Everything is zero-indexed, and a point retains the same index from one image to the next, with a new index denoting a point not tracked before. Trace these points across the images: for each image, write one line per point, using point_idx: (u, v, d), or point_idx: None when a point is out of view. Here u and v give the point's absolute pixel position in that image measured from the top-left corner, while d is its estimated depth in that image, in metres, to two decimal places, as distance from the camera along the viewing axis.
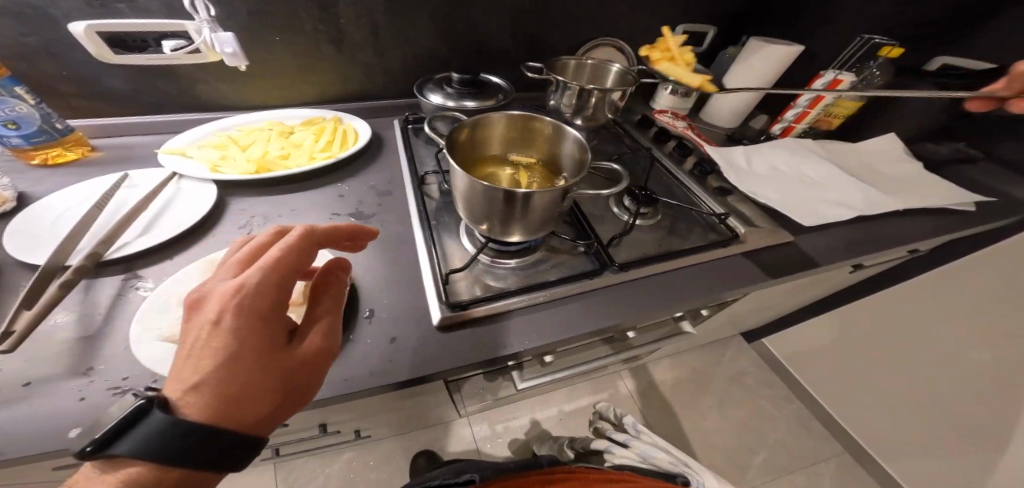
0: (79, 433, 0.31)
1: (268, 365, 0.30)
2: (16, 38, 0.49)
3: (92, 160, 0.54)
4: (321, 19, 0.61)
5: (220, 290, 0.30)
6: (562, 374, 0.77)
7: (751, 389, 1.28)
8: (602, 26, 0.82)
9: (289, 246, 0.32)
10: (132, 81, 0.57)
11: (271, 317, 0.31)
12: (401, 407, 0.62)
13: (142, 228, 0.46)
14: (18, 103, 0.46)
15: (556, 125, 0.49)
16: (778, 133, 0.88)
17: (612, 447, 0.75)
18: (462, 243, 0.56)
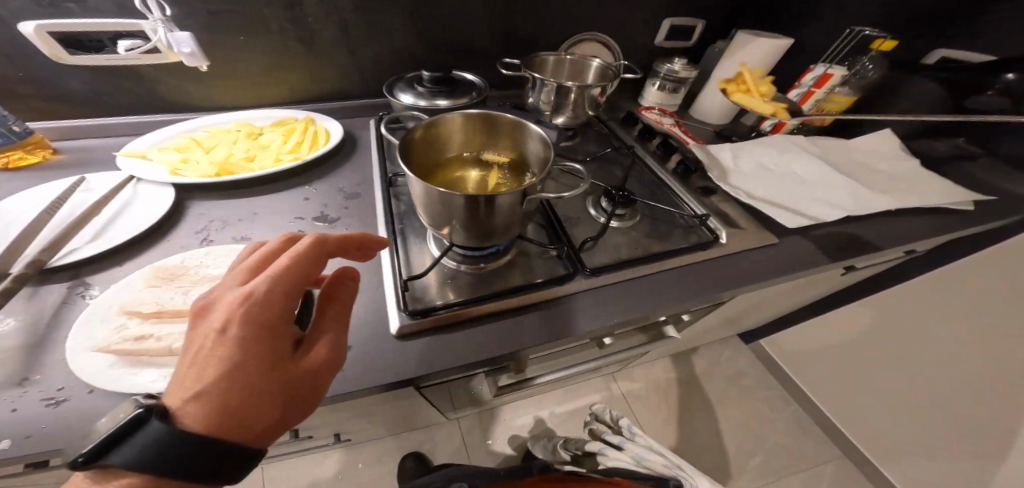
0: (7, 446, 0.30)
1: (270, 378, 0.27)
2: None
3: (53, 163, 0.53)
4: (287, 17, 0.60)
5: (228, 297, 0.28)
6: (542, 380, 0.75)
7: (747, 391, 1.25)
8: (584, 22, 0.79)
9: (299, 252, 0.30)
10: (92, 82, 0.56)
11: (280, 327, 0.28)
12: (372, 414, 0.60)
13: (95, 233, 0.45)
14: None
15: (517, 121, 0.47)
16: (768, 130, 0.84)
17: (605, 449, 0.75)
18: (429, 247, 0.54)
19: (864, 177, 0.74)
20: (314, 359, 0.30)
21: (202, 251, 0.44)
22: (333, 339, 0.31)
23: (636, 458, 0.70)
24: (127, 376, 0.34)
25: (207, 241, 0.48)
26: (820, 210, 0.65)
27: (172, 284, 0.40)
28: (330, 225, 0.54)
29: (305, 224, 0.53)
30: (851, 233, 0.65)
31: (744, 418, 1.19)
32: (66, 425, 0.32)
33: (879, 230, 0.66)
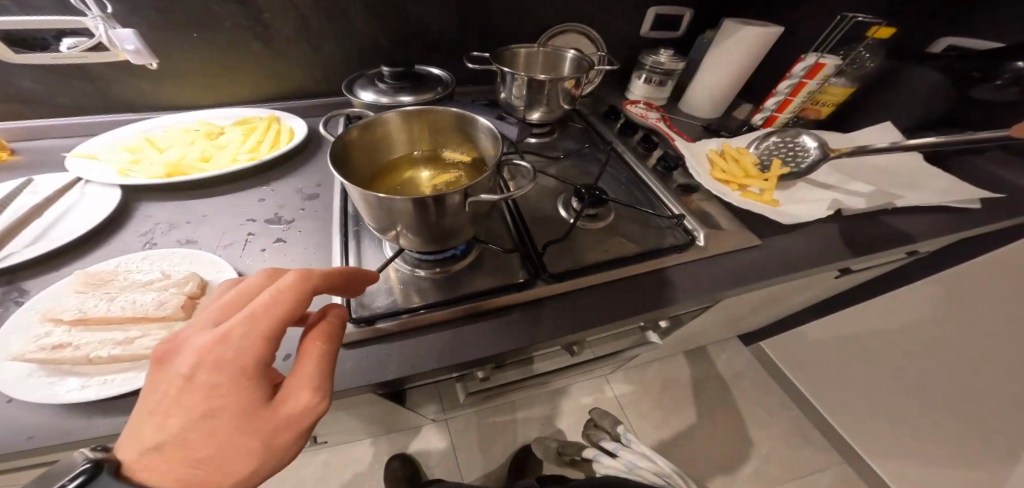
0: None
1: (239, 429, 0.24)
2: None
3: (9, 164, 0.52)
4: (241, 14, 0.58)
5: (197, 341, 0.26)
6: (520, 384, 0.71)
7: (743, 395, 1.21)
8: (561, 13, 0.76)
9: (279, 290, 0.27)
10: (46, 82, 0.55)
11: (254, 369, 0.25)
12: (336, 421, 0.58)
13: (34, 236, 0.43)
14: None
15: (466, 115, 0.45)
16: (760, 123, 0.78)
17: (600, 456, 0.71)
18: (383, 248, 0.52)
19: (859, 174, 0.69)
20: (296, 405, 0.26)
21: (138, 255, 0.43)
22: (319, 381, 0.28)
23: (628, 465, 0.68)
24: (44, 386, 0.32)
25: (150, 244, 0.46)
26: (813, 210, 0.60)
27: (99, 291, 0.38)
28: (282, 227, 0.52)
29: (256, 226, 0.51)
30: (846, 232, 0.60)
31: (739, 421, 1.15)
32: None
33: (876, 227, 0.61)
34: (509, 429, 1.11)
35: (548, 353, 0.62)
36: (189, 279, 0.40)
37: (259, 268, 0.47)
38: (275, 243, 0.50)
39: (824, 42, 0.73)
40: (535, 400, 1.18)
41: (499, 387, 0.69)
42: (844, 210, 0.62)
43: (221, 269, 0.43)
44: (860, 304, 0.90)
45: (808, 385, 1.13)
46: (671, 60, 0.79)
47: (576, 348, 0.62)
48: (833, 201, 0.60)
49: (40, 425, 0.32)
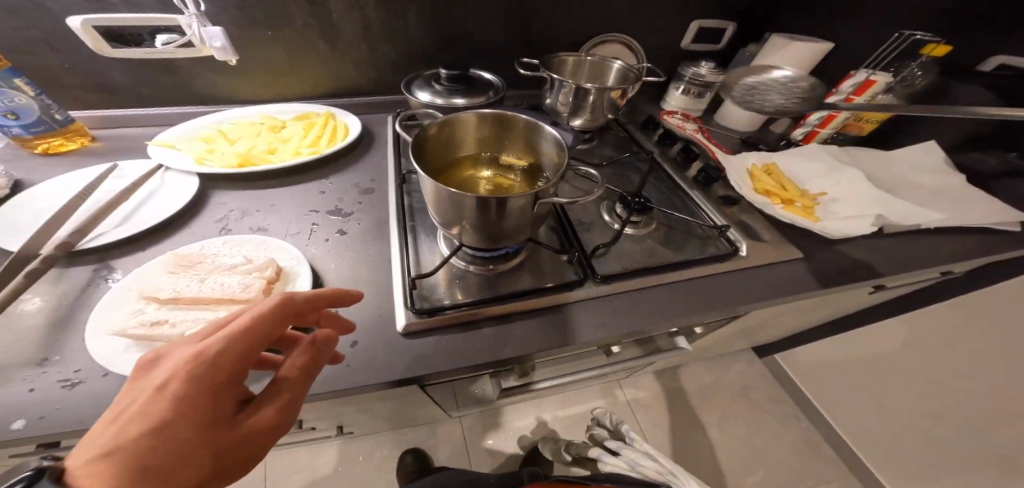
0: (22, 426, 0.31)
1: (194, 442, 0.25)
2: (19, 32, 0.51)
3: (92, 150, 0.55)
4: (310, 14, 0.61)
5: (180, 352, 0.28)
6: (547, 384, 0.73)
7: (754, 406, 1.20)
8: (608, 22, 0.78)
9: (260, 314, 0.30)
10: (130, 74, 0.58)
11: (222, 389, 0.27)
12: (374, 411, 0.60)
13: (120, 219, 0.46)
14: (18, 95, 0.46)
15: (534, 122, 0.47)
16: (800, 138, 0.80)
17: (602, 455, 0.74)
18: (438, 245, 0.54)
19: (899, 192, 0.69)
20: (258, 421, 0.29)
21: (219, 239, 0.45)
22: (283, 402, 0.30)
23: (630, 464, 0.69)
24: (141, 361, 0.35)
25: (225, 230, 0.49)
26: (855, 225, 0.60)
27: (188, 272, 0.41)
28: (341, 219, 0.55)
29: (318, 217, 0.54)
30: (885, 250, 0.60)
31: (751, 433, 1.14)
32: (81, 406, 0.33)
33: (916, 246, 0.61)
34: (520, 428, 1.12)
35: (583, 352, 0.63)
36: (267, 265, 0.43)
37: (323, 258, 0.49)
38: (336, 234, 0.53)
39: (877, 58, 0.78)
40: (547, 402, 1.18)
41: (529, 384, 0.70)
42: (886, 226, 0.62)
43: (294, 257, 0.46)
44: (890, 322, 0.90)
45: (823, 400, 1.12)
46: (712, 72, 0.80)
47: (613, 349, 0.63)
48: (877, 217, 0.60)
49: None
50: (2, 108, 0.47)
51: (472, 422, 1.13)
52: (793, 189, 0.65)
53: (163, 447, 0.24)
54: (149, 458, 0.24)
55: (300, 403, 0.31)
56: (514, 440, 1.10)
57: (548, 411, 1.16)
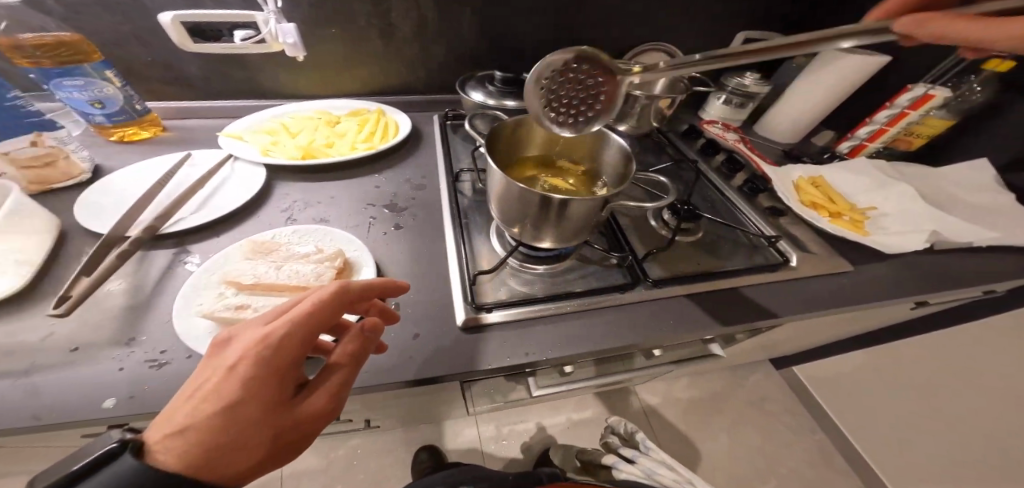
0: (112, 404, 0.32)
1: (260, 422, 0.26)
2: (114, 26, 0.58)
3: (162, 138, 0.63)
4: (372, 12, 0.65)
5: (247, 335, 0.29)
6: (576, 388, 0.68)
7: (771, 417, 1.12)
8: (650, 31, 0.80)
9: (322, 300, 0.30)
10: (203, 69, 0.66)
11: (286, 372, 0.27)
12: (408, 408, 0.59)
13: (196, 206, 0.49)
14: (107, 86, 0.54)
15: (600, 131, 0.48)
16: (846, 151, 0.81)
17: (617, 462, 0.73)
18: (493, 247, 0.56)
19: (947, 209, 0.68)
20: (314, 406, 0.29)
21: (290, 229, 0.47)
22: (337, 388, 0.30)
23: (646, 473, 0.69)
24: None
25: (290, 220, 0.52)
26: (906, 241, 0.60)
27: (265, 258, 0.43)
28: (397, 213, 0.57)
29: (376, 211, 0.56)
30: (937, 267, 0.59)
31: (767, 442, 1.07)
32: (168, 387, 0.33)
33: (968, 264, 0.60)
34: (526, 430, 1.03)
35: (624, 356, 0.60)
36: (337, 255, 0.44)
37: (383, 251, 0.51)
38: (393, 228, 0.55)
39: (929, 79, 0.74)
40: (562, 405, 1.09)
41: (563, 389, 0.65)
42: (937, 244, 0.61)
43: (359, 249, 0.47)
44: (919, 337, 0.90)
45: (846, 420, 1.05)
46: (756, 83, 0.81)
47: (654, 352, 0.59)
48: (931, 234, 0.59)
49: None
50: (93, 97, 0.54)
51: (486, 423, 1.04)
52: (841, 202, 0.65)
53: (233, 427, 0.25)
54: (221, 436, 0.24)
55: (350, 389, 0.31)
56: (523, 443, 1.02)
57: (563, 414, 1.08)
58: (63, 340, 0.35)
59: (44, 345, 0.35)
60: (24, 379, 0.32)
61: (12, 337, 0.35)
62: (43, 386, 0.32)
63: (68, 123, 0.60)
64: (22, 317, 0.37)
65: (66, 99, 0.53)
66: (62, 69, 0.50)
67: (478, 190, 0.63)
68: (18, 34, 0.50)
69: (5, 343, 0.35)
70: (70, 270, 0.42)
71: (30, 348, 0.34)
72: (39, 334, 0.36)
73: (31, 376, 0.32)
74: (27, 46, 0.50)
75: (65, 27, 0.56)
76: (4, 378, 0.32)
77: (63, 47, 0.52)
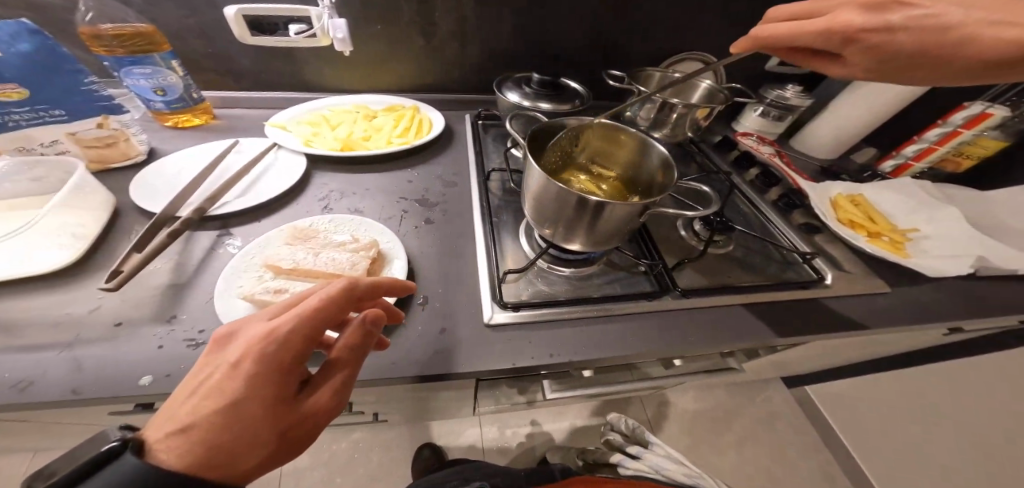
0: (149, 382, 0.32)
1: (265, 420, 0.26)
2: (184, 19, 0.64)
3: (212, 126, 0.68)
4: (416, 10, 0.69)
5: (250, 331, 0.28)
6: (588, 395, 0.67)
7: (786, 440, 1.03)
8: (687, 41, 0.80)
9: (327, 296, 0.29)
10: (256, 60, 0.72)
11: (291, 368, 0.27)
12: (421, 404, 0.59)
13: (241, 191, 0.52)
14: (170, 75, 0.60)
15: (643, 139, 0.51)
16: (889, 170, 0.78)
17: (623, 459, 0.70)
18: (522, 248, 0.56)
19: (995, 235, 0.65)
20: (317, 404, 0.29)
21: (327, 217, 0.49)
22: (340, 384, 0.30)
23: (654, 467, 0.67)
24: None
25: (327, 208, 0.54)
26: (950, 266, 0.57)
27: (303, 244, 0.44)
28: (428, 208, 0.58)
29: (408, 205, 0.58)
30: (985, 293, 0.56)
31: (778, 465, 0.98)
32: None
33: (1017, 293, 0.56)
34: (527, 435, 1.00)
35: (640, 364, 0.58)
36: (372, 246, 0.45)
37: (414, 244, 0.53)
38: (424, 223, 0.56)
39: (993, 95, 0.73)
40: (567, 410, 1.05)
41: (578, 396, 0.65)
42: (981, 269, 0.58)
43: (392, 241, 0.48)
44: (948, 363, 0.87)
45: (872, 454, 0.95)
46: (798, 97, 0.79)
47: (673, 362, 0.57)
48: (977, 259, 0.56)
49: None
50: (157, 85, 0.60)
51: (490, 424, 1.00)
52: (881, 222, 0.63)
53: (235, 426, 0.25)
54: (223, 435, 0.24)
55: (353, 386, 0.31)
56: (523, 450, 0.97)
57: (568, 420, 1.03)
58: (107, 315, 0.37)
59: (91, 318, 0.36)
60: (68, 352, 0.34)
61: (62, 309, 0.37)
62: (85, 360, 0.33)
63: (132, 107, 0.67)
64: (71, 290, 0.39)
65: (133, 85, 0.59)
66: (134, 59, 0.56)
67: (508, 190, 0.64)
68: (101, 25, 0.58)
69: (56, 313, 0.36)
70: (120, 247, 0.44)
71: (78, 320, 0.36)
72: (86, 307, 0.37)
73: (75, 350, 0.34)
74: (107, 35, 0.58)
75: (144, 19, 0.62)
76: (50, 349, 0.33)
77: (141, 37, 0.59)
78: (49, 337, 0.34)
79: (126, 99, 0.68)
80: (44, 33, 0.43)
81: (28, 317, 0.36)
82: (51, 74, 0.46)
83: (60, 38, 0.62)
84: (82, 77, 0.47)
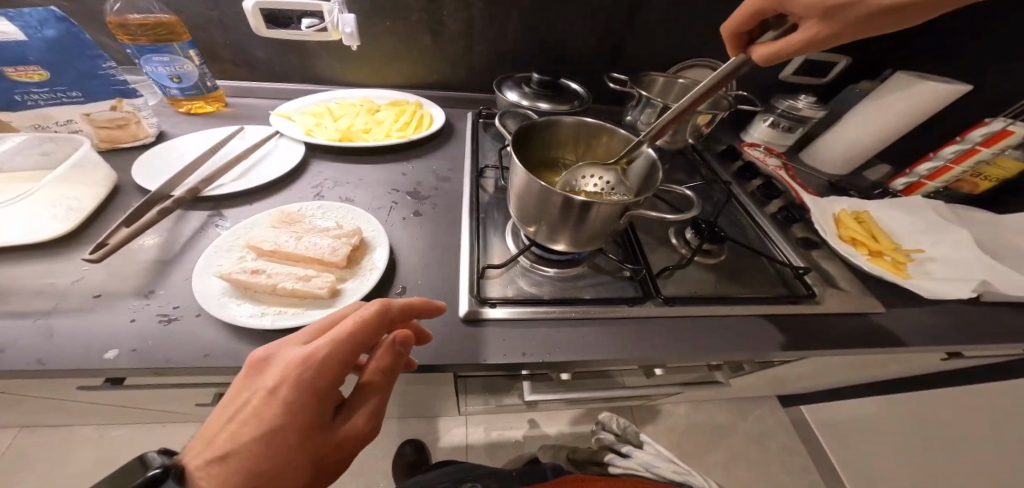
0: (115, 355, 0.34)
1: (300, 447, 0.27)
2: (204, 11, 0.68)
3: (222, 113, 0.71)
4: (424, 9, 0.71)
5: (287, 355, 0.29)
6: (570, 401, 0.66)
7: (781, 464, 0.99)
8: (695, 49, 0.79)
9: (359, 321, 0.30)
10: (270, 53, 0.74)
11: (325, 395, 0.28)
12: (399, 395, 0.59)
13: (237, 175, 0.54)
14: (187, 63, 0.63)
15: (627, 137, 0.53)
16: (901, 188, 0.75)
17: (613, 459, 0.66)
18: (507, 245, 0.56)
19: (1009, 262, 0.61)
20: (351, 428, 0.30)
21: (316, 204, 0.50)
22: (371, 409, 0.31)
23: (645, 466, 0.65)
24: (232, 304, 0.38)
25: (318, 196, 0.55)
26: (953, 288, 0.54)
27: (289, 229, 0.46)
28: (417, 201, 0.59)
29: (399, 196, 0.59)
30: (990, 321, 0.53)
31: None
32: (171, 341, 0.36)
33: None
34: (515, 439, 0.99)
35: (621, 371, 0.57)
36: (354, 233, 0.46)
37: (398, 234, 0.54)
38: (412, 215, 0.57)
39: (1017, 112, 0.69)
40: (556, 415, 1.04)
41: (557, 400, 0.63)
42: (986, 294, 0.55)
43: (375, 230, 0.49)
44: None
45: (871, 481, 0.90)
46: (810, 108, 0.77)
47: (653, 371, 0.56)
48: (981, 283, 0.53)
49: (214, 345, 0.36)
50: (173, 72, 0.63)
51: (476, 424, 1.00)
52: (884, 241, 0.60)
53: (274, 453, 0.26)
54: (263, 462, 0.25)
55: (385, 409, 0.32)
56: (507, 452, 0.97)
57: (556, 426, 1.02)
58: (89, 286, 0.39)
59: (74, 288, 0.39)
60: (45, 320, 0.36)
61: (48, 278, 0.39)
62: (59, 329, 0.35)
63: (148, 94, 0.71)
64: (59, 260, 0.41)
65: (151, 72, 0.62)
66: (155, 47, 0.59)
67: (500, 188, 0.65)
68: (128, 15, 0.60)
69: (42, 281, 0.39)
70: (113, 223, 0.46)
71: (60, 290, 0.38)
72: (70, 278, 0.40)
73: (52, 318, 0.36)
74: (132, 25, 0.60)
75: (168, 10, 0.65)
76: (29, 316, 0.36)
77: (162, 27, 0.62)
78: (33, 303, 0.37)
79: (143, 85, 0.71)
80: (70, 20, 0.47)
81: (16, 284, 0.38)
82: (71, 57, 0.49)
83: (87, 26, 0.66)
84: (100, 62, 0.51)
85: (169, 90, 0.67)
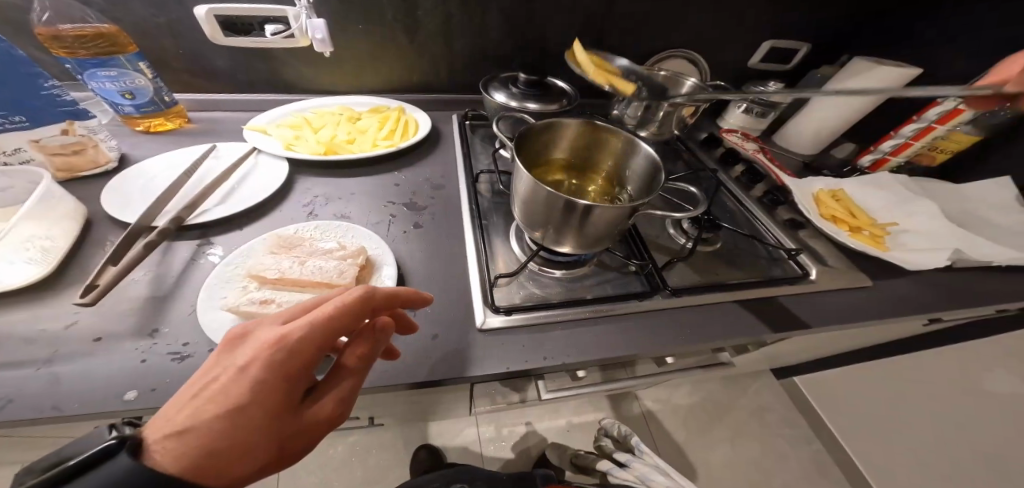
0: (134, 397, 0.31)
1: (265, 426, 0.24)
2: (149, 18, 0.62)
3: (187, 130, 0.66)
4: (397, 9, 0.68)
5: (262, 334, 0.27)
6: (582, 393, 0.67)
7: (773, 431, 1.05)
8: (673, 40, 0.81)
9: (341, 304, 0.28)
10: (234, 62, 0.69)
11: (297, 375, 0.26)
12: (415, 407, 0.58)
13: (221, 198, 0.50)
14: (139, 77, 0.57)
15: (630, 139, 0.53)
16: (868, 165, 0.81)
17: (612, 468, 0.72)
18: (513, 250, 0.55)
19: (967, 227, 0.67)
20: (319, 412, 0.28)
21: (311, 224, 0.48)
22: (344, 394, 0.29)
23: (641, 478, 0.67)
24: None
25: (311, 215, 0.53)
26: (928, 259, 0.59)
27: (288, 253, 0.43)
28: (416, 211, 0.57)
29: (396, 208, 0.57)
30: (960, 284, 0.58)
31: (766, 453, 1.01)
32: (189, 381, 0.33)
33: (989, 283, 0.58)
34: (523, 434, 1.00)
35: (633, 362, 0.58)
36: (360, 253, 0.44)
37: (401, 248, 0.52)
38: (413, 226, 0.55)
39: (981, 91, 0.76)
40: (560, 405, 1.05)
41: (571, 394, 0.65)
42: (956, 261, 0.60)
43: (380, 246, 0.47)
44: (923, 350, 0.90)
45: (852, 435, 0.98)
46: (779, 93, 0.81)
47: (665, 359, 0.58)
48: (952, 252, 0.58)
49: None
50: (124, 88, 0.57)
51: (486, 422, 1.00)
52: (862, 217, 0.64)
53: (236, 431, 0.23)
54: (222, 440, 0.23)
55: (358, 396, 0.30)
56: (518, 445, 0.98)
57: (563, 416, 1.04)
58: (85, 330, 0.35)
59: (68, 334, 0.35)
60: (46, 369, 0.32)
61: (25, 326, 0.35)
62: (64, 375, 0.32)
63: (97, 112, 0.64)
64: (43, 305, 0.37)
65: (98, 88, 0.56)
66: (99, 61, 0.53)
67: (497, 192, 0.64)
68: (60, 26, 0.54)
69: (28, 329, 0.35)
70: (92, 258, 0.42)
71: (52, 337, 0.34)
72: (61, 322, 0.35)
73: (53, 366, 0.32)
74: (68, 36, 0.54)
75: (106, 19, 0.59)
76: (24, 369, 0.32)
77: (99, 38, 0.55)
78: (22, 353, 0.33)
79: (90, 103, 0.65)
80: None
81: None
82: (5, 77, 0.43)
83: (12, 38, 0.58)
84: (39, 81, 0.45)
85: (121, 108, 0.61)
